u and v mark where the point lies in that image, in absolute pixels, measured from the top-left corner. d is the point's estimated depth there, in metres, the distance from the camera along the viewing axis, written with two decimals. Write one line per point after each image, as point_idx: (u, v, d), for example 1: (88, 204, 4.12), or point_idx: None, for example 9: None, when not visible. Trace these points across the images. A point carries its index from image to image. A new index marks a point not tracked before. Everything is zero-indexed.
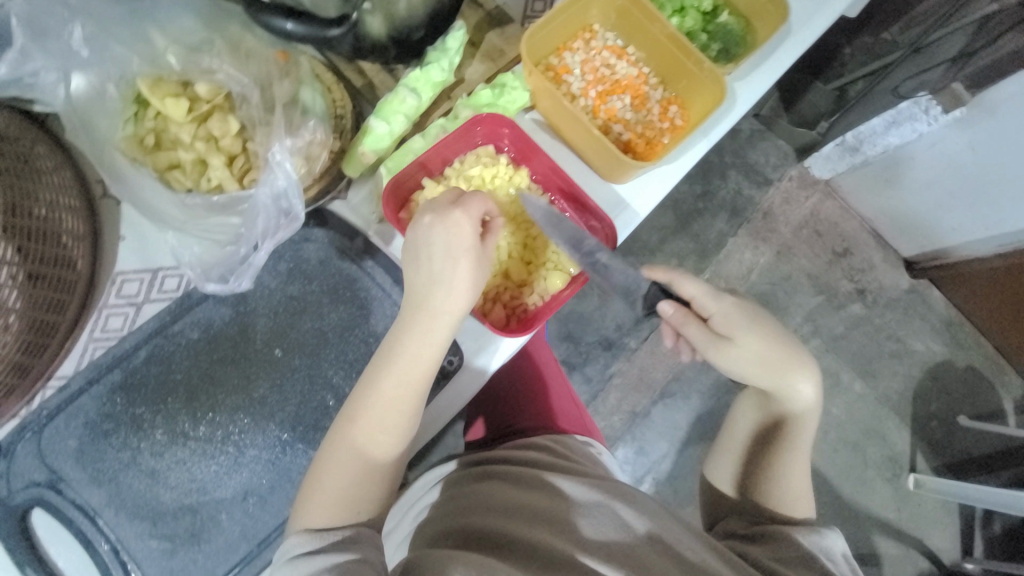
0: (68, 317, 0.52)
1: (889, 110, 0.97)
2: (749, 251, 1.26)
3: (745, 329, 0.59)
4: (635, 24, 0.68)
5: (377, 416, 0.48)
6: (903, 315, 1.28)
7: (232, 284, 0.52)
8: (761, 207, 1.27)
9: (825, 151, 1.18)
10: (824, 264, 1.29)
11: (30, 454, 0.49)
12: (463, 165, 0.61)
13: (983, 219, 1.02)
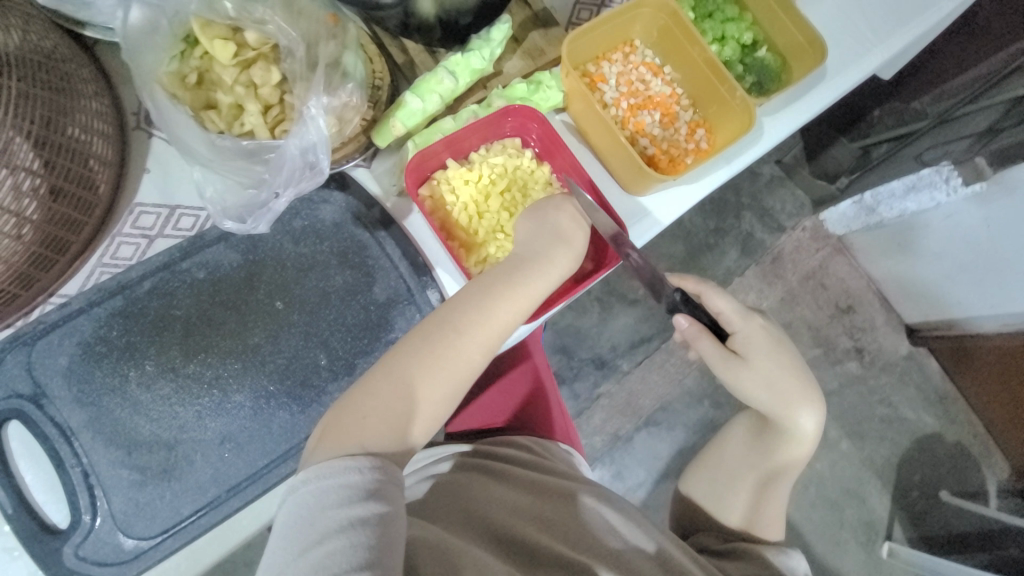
0: (81, 237, 0.53)
1: (911, 174, 1.00)
2: (754, 292, 1.27)
3: (762, 353, 0.60)
4: (676, 45, 0.69)
5: (447, 355, 0.48)
6: (898, 380, 1.28)
7: (248, 225, 0.54)
8: (771, 251, 1.28)
9: (842, 208, 1.21)
10: (826, 318, 1.29)
11: (20, 363, 0.49)
12: (488, 152, 0.61)
13: (989, 297, 1.02)
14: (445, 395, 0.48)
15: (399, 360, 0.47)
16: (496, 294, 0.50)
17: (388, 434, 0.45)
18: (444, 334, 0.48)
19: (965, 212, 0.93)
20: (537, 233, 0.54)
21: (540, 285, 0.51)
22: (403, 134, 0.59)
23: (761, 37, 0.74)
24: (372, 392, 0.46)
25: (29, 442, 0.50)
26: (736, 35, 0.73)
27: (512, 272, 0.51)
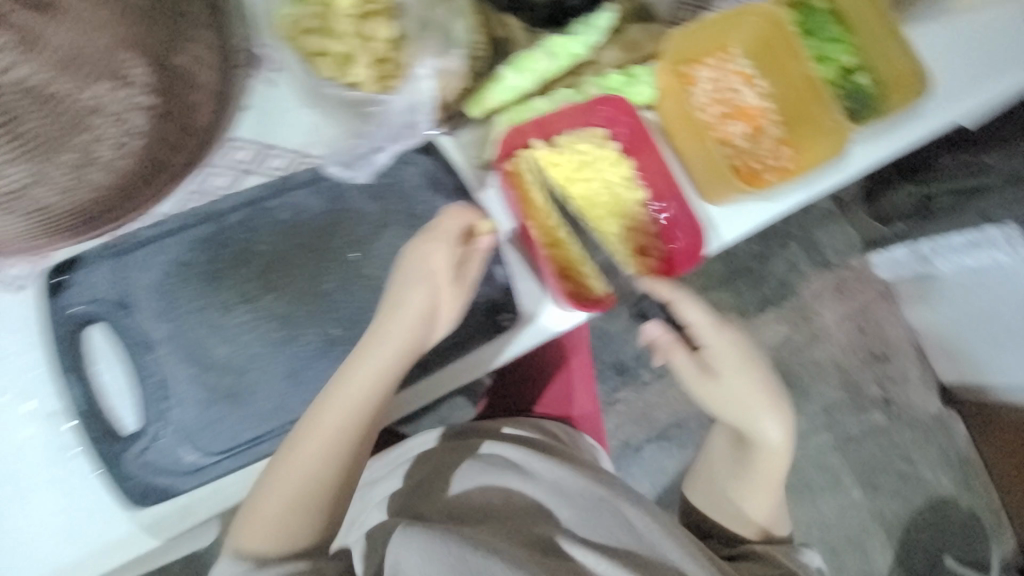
0: (178, 161, 0.52)
1: (969, 230, 0.94)
2: (788, 323, 1.24)
3: (730, 370, 0.66)
4: (775, 60, 0.68)
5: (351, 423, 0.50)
6: (922, 438, 1.25)
7: (352, 171, 0.57)
8: (812, 285, 1.26)
9: (895, 253, 1.17)
10: (858, 361, 1.25)
11: (109, 270, 0.52)
12: (575, 138, 0.61)
13: None
14: (336, 462, 0.50)
15: (297, 445, 0.50)
16: (411, 357, 0.52)
17: (292, 505, 0.50)
18: (350, 408, 0.50)
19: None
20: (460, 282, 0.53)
21: (420, 329, 0.52)
22: (496, 108, 0.60)
23: (863, 62, 0.72)
24: (284, 468, 0.49)
25: (108, 348, 0.51)
26: (837, 57, 0.71)
27: (414, 331, 0.52)
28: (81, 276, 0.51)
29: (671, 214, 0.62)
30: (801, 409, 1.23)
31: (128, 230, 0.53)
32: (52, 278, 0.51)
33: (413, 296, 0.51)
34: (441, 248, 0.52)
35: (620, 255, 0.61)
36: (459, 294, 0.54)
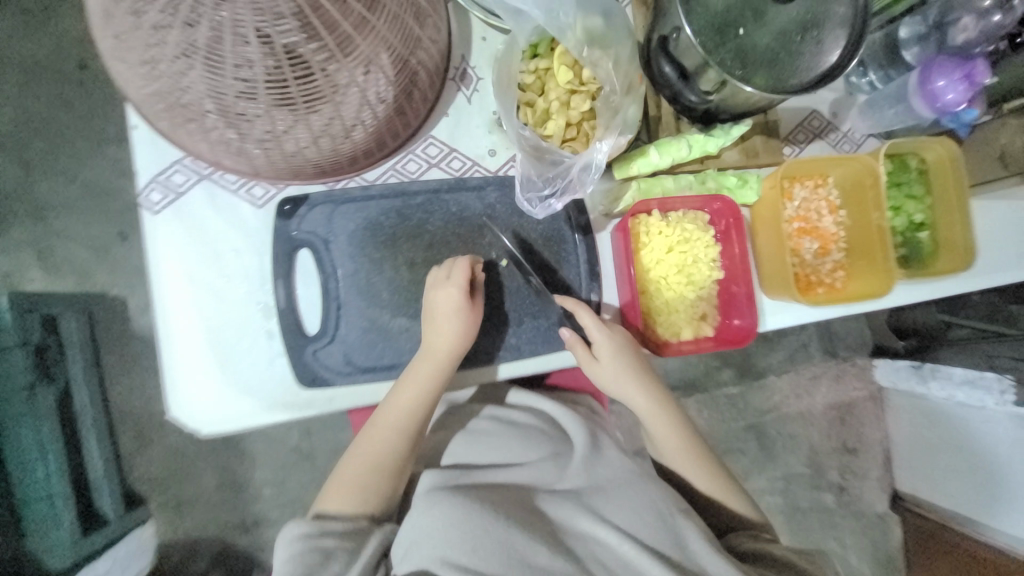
0: (394, 143, 0.70)
1: (974, 369, 1.11)
2: (781, 395, 1.41)
3: (613, 357, 0.71)
4: (861, 202, 0.83)
5: (399, 422, 0.65)
6: (861, 528, 1.43)
7: (533, 209, 0.70)
8: (814, 369, 1.42)
9: (897, 364, 1.34)
10: (828, 447, 1.43)
11: (325, 211, 0.69)
12: (683, 217, 0.76)
13: (982, 502, 1.14)
14: (402, 441, 0.65)
15: (374, 424, 0.66)
16: (431, 377, 0.66)
17: (364, 475, 0.63)
18: (397, 411, 0.65)
19: (1007, 423, 1.08)
20: (464, 327, 0.67)
21: (445, 352, 0.66)
22: (633, 175, 0.75)
23: (929, 221, 0.86)
24: (353, 459, 0.65)
25: (309, 267, 0.69)
26: (910, 211, 0.85)
27: (447, 359, 0.66)
28: (303, 212, 0.68)
29: (733, 300, 0.78)
30: (767, 469, 1.41)
31: (344, 184, 0.70)
32: (284, 206, 0.68)
33: (438, 320, 0.66)
34: (456, 294, 0.66)
35: (682, 316, 0.77)
36: (467, 325, 0.67)
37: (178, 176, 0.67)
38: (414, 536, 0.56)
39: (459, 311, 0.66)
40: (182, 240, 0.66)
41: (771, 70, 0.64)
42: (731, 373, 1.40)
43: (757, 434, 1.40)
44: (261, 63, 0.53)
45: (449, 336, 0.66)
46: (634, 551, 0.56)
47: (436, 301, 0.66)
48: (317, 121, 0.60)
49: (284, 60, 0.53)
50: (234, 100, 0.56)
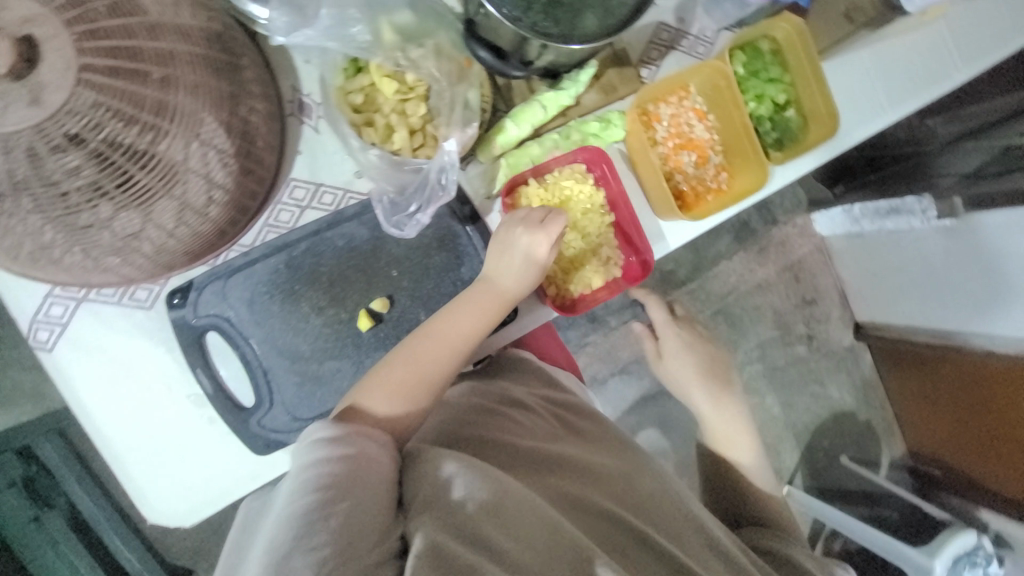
0: (258, 202, 0.69)
1: (897, 198, 1.24)
2: (734, 276, 1.49)
3: None
4: (724, 102, 0.86)
5: (435, 351, 0.66)
6: (835, 364, 1.58)
7: (403, 232, 0.71)
8: (759, 241, 1.49)
9: (833, 213, 1.42)
10: (791, 307, 1.54)
11: (214, 291, 0.69)
12: (560, 176, 0.78)
13: (933, 309, 1.24)
14: (452, 358, 0.67)
15: (421, 345, 0.66)
16: (485, 308, 0.69)
17: (407, 383, 0.64)
18: (448, 343, 0.67)
19: (935, 237, 1.18)
20: (525, 238, 0.70)
21: (509, 284, 0.70)
22: (499, 152, 0.76)
23: (792, 97, 0.89)
24: (388, 380, 0.64)
25: (223, 346, 0.72)
26: (773, 95, 0.88)
27: (506, 294, 0.70)
28: (194, 298, 0.69)
29: (628, 239, 0.82)
30: (739, 346, 1.52)
31: (223, 257, 0.70)
32: (172, 299, 0.68)
33: (516, 250, 0.70)
34: (545, 242, 0.70)
35: (590, 268, 0.81)
36: (540, 270, 0.71)
37: (54, 307, 0.66)
38: (425, 508, 0.54)
39: (541, 250, 0.70)
40: (88, 365, 0.67)
41: (600, 5, 0.65)
42: (684, 272, 1.47)
43: (723, 318, 1.50)
44: (88, 166, 0.53)
45: (517, 280, 0.70)
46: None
47: (526, 234, 0.70)
48: (160, 211, 0.59)
49: (95, 167, 0.53)
50: (68, 219, 0.55)
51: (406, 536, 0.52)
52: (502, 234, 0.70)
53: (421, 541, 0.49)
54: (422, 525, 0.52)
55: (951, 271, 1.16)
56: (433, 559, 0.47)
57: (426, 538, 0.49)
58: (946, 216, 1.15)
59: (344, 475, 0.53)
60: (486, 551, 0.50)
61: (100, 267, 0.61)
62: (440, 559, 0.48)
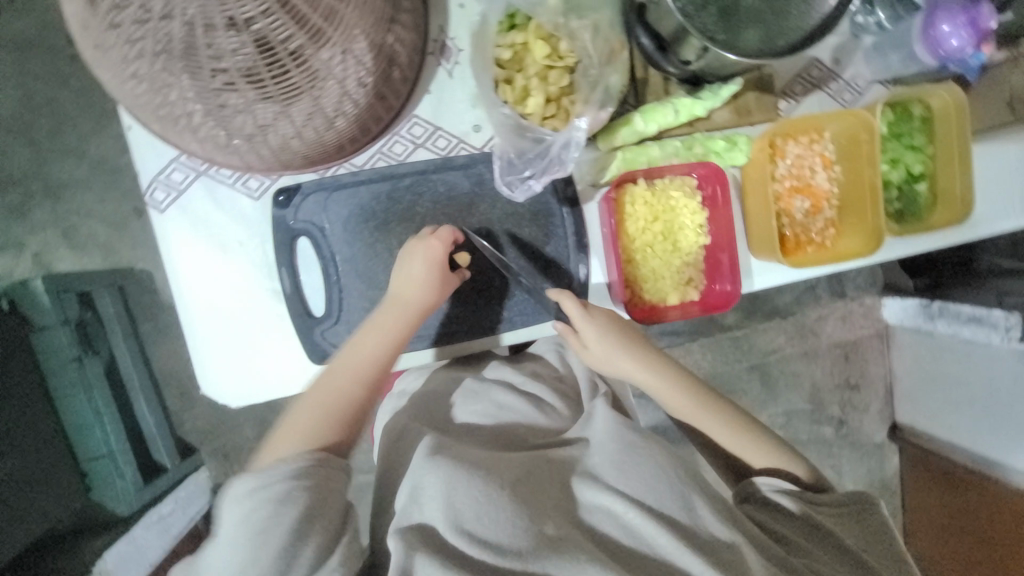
0: (377, 129, 0.71)
1: (983, 306, 1.09)
2: (782, 337, 1.42)
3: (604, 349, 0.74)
4: (857, 157, 0.82)
5: (356, 369, 0.67)
6: (858, 457, 1.48)
7: (511, 194, 0.73)
8: (817, 311, 1.42)
9: (908, 301, 1.33)
10: (832, 384, 1.45)
11: (317, 201, 0.72)
12: (670, 184, 0.77)
13: (983, 430, 1.16)
14: (359, 386, 0.67)
15: (337, 367, 0.68)
16: (382, 320, 0.69)
17: (315, 420, 0.64)
18: (357, 360, 0.68)
19: (1010, 357, 1.07)
20: (416, 250, 0.69)
21: (411, 295, 0.69)
22: (618, 145, 0.75)
23: (928, 172, 0.85)
24: (305, 408, 0.65)
25: (309, 254, 0.75)
26: (909, 163, 0.84)
27: (415, 307, 0.69)
28: (297, 201, 0.72)
29: (718, 268, 0.80)
30: (767, 407, 1.43)
31: (334, 171, 0.73)
32: (278, 196, 0.72)
33: (412, 268, 0.69)
34: (438, 248, 0.69)
35: (669, 283, 0.80)
36: (429, 268, 0.69)
37: (176, 173, 0.71)
38: (416, 491, 0.56)
39: (431, 257, 0.69)
40: (188, 235, 0.71)
41: (764, 27, 0.64)
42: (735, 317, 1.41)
43: (758, 374, 1.42)
44: (244, 51, 0.54)
45: (421, 288, 0.69)
46: (638, 517, 0.53)
47: (414, 254, 0.69)
48: (297, 111, 0.60)
49: (255, 51, 0.54)
50: (217, 94, 0.57)
51: (406, 521, 0.54)
52: (404, 250, 0.70)
53: (417, 522, 0.53)
54: (416, 509, 0.54)
55: (1018, 399, 1.06)
56: (426, 536, 0.52)
57: (424, 520, 0.53)
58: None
59: (313, 494, 0.56)
60: (484, 542, 0.51)
61: (230, 149, 0.64)
62: (436, 539, 0.52)
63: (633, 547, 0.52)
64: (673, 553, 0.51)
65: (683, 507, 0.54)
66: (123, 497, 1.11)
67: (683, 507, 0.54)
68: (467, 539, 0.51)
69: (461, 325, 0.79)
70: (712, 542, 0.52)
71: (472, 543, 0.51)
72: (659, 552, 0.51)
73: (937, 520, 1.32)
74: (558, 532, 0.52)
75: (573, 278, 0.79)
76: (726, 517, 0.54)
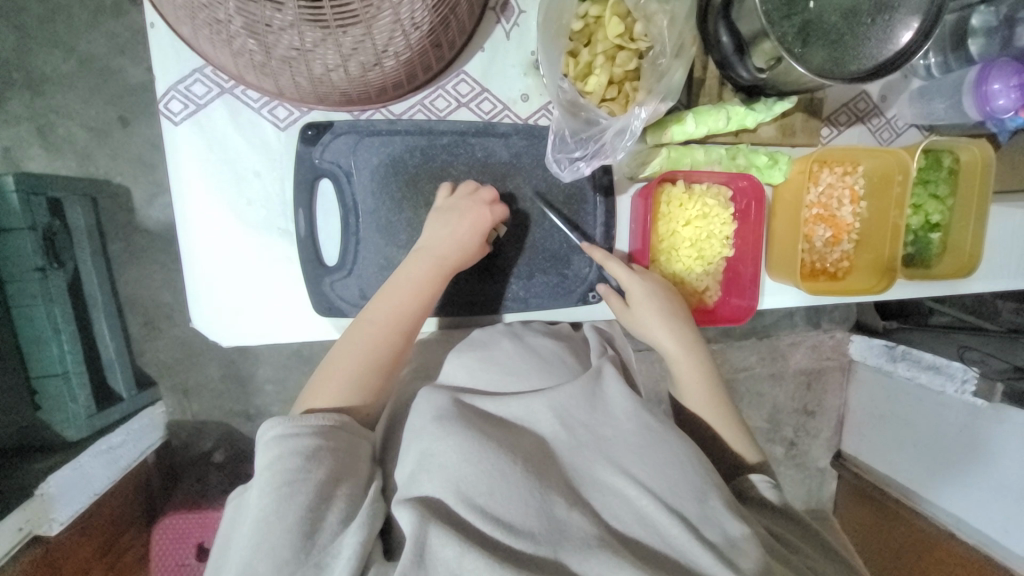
0: (423, 79, 0.67)
1: (944, 359, 1.11)
2: (755, 356, 1.39)
3: (651, 313, 0.72)
4: (885, 197, 0.83)
5: (387, 319, 0.65)
6: (801, 480, 1.45)
7: (557, 170, 0.69)
8: (795, 335, 1.40)
9: (873, 342, 1.33)
10: (790, 407, 1.43)
11: (347, 143, 0.69)
12: (707, 190, 0.76)
13: (914, 471, 1.21)
14: (387, 348, 0.64)
15: (369, 321, 0.65)
16: (414, 276, 0.66)
17: (359, 367, 0.63)
18: (389, 311, 0.65)
19: (959, 408, 1.10)
20: (452, 216, 0.67)
21: (444, 250, 0.67)
22: (666, 140, 0.74)
23: (944, 223, 0.87)
24: (338, 362, 0.63)
25: (330, 198, 0.72)
26: (929, 211, 0.86)
27: (444, 264, 0.67)
28: (327, 139, 0.68)
29: (735, 283, 0.81)
30: None
31: (372, 115, 0.69)
32: (307, 131, 0.68)
33: (448, 230, 0.67)
34: (487, 218, 0.68)
35: (686, 289, 0.79)
36: (461, 229, 0.67)
37: (198, 85, 0.67)
38: (423, 459, 0.54)
39: (465, 218, 0.67)
40: (200, 154, 0.68)
41: (836, 51, 0.62)
42: (714, 331, 1.35)
43: (723, 388, 1.38)
44: None
45: (455, 241, 0.67)
46: (652, 507, 0.53)
47: (462, 213, 0.67)
48: (348, 40, 0.54)
49: None
50: (259, 4, 0.49)
51: (414, 492, 0.53)
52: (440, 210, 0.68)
53: (427, 492, 0.52)
54: (425, 479, 0.53)
55: (956, 446, 1.11)
56: (435, 507, 0.51)
57: (432, 490, 0.52)
58: (980, 395, 1.04)
59: (337, 460, 0.55)
60: (498, 519, 0.50)
61: (266, 71, 0.57)
62: (444, 510, 0.51)
63: (645, 538, 0.52)
64: (683, 544, 0.51)
65: (698, 500, 0.54)
66: (72, 420, 1.01)
67: (695, 499, 0.54)
68: (480, 515, 0.50)
69: (473, 296, 0.77)
70: (721, 537, 0.52)
71: (482, 518, 0.50)
72: (670, 546, 0.52)
73: (869, 543, 1.33)
74: (567, 514, 0.52)
75: (593, 267, 0.78)
76: (738, 514, 0.55)
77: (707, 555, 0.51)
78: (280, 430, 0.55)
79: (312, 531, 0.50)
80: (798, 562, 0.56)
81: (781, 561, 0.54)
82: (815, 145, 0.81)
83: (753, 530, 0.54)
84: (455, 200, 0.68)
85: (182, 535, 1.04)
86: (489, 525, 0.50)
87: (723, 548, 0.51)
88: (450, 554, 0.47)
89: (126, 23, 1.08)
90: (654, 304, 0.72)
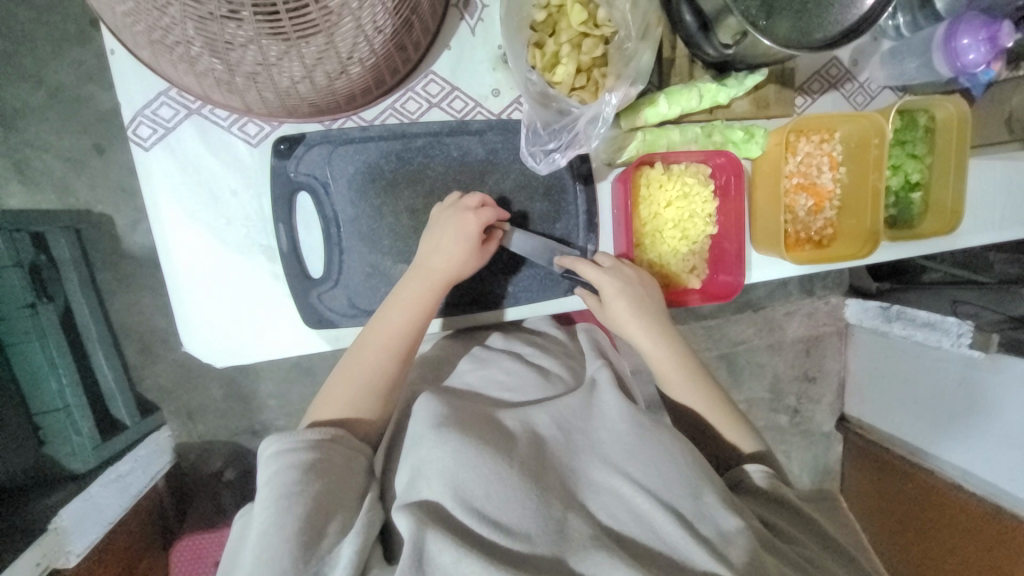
0: (391, 82, 0.66)
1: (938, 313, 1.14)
2: (751, 328, 1.40)
3: (629, 308, 0.72)
4: (864, 161, 0.84)
5: (383, 338, 0.66)
6: (807, 445, 1.47)
7: (533, 164, 0.70)
8: (789, 304, 1.41)
9: (868, 305, 1.35)
10: (790, 375, 1.44)
11: (320, 155, 0.69)
12: (685, 170, 0.77)
13: (915, 428, 1.23)
14: (393, 360, 0.66)
15: (366, 344, 0.66)
16: (411, 294, 0.67)
17: (359, 391, 0.64)
18: (386, 329, 0.66)
19: (955, 361, 1.11)
20: (446, 228, 0.67)
21: (439, 263, 0.68)
22: (640, 124, 0.74)
23: (924, 181, 0.87)
24: (342, 379, 0.65)
25: (309, 210, 0.72)
26: (909, 171, 0.86)
27: (444, 278, 0.68)
28: (301, 152, 0.68)
29: (720, 261, 0.81)
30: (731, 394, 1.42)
31: (344, 124, 0.69)
32: (280, 145, 0.68)
33: (445, 246, 0.67)
34: (474, 225, 0.67)
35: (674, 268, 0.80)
36: (458, 244, 0.67)
37: (165, 108, 0.66)
38: (421, 467, 0.54)
39: (466, 237, 0.67)
40: (174, 179, 0.68)
41: (800, 20, 0.62)
42: (710, 306, 1.36)
43: (722, 361, 1.39)
44: None
45: (452, 257, 0.67)
46: (649, 505, 0.54)
47: (451, 223, 0.67)
48: (310, 51, 0.53)
49: None
50: (215, 22, 0.48)
51: (415, 497, 0.53)
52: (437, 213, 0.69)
53: (424, 497, 0.53)
54: (424, 486, 0.53)
55: (953, 403, 1.12)
56: (435, 512, 0.51)
57: (432, 495, 0.52)
58: (976, 347, 1.05)
59: (331, 473, 0.55)
60: (495, 527, 0.51)
61: (231, 89, 0.57)
62: (444, 515, 0.51)
63: (642, 535, 0.53)
64: (678, 541, 0.52)
65: (692, 496, 0.55)
66: (80, 452, 1.01)
67: (691, 495, 0.55)
68: (478, 518, 0.51)
69: (463, 296, 0.78)
70: (716, 534, 0.53)
71: (479, 522, 0.50)
72: (668, 543, 0.53)
73: (875, 501, 1.36)
74: (564, 515, 0.53)
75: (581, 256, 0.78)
76: (733, 508, 0.55)
77: (702, 553, 0.51)
78: (277, 442, 0.56)
79: (308, 544, 0.50)
80: (791, 549, 0.57)
81: (772, 551, 0.55)
82: (791, 116, 0.81)
83: (747, 522, 0.55)
84: (443, 213, 0.68)
85: (198, 555, 1.06)
86: (486, 533, 0.50)
87: (716, 542, 0.52)
88: (447, 559, 0.48)
89: (93, 50, 1.07)
90: (637, 301, 0.72)
